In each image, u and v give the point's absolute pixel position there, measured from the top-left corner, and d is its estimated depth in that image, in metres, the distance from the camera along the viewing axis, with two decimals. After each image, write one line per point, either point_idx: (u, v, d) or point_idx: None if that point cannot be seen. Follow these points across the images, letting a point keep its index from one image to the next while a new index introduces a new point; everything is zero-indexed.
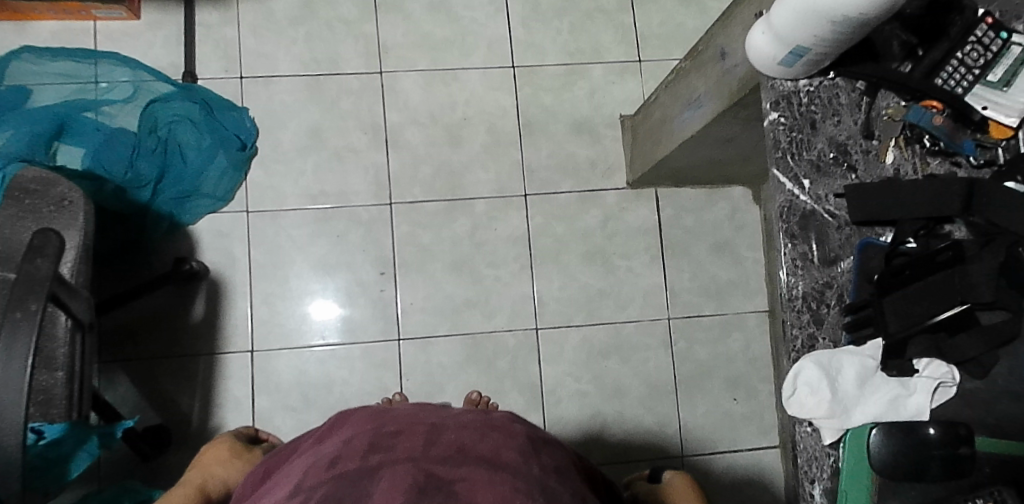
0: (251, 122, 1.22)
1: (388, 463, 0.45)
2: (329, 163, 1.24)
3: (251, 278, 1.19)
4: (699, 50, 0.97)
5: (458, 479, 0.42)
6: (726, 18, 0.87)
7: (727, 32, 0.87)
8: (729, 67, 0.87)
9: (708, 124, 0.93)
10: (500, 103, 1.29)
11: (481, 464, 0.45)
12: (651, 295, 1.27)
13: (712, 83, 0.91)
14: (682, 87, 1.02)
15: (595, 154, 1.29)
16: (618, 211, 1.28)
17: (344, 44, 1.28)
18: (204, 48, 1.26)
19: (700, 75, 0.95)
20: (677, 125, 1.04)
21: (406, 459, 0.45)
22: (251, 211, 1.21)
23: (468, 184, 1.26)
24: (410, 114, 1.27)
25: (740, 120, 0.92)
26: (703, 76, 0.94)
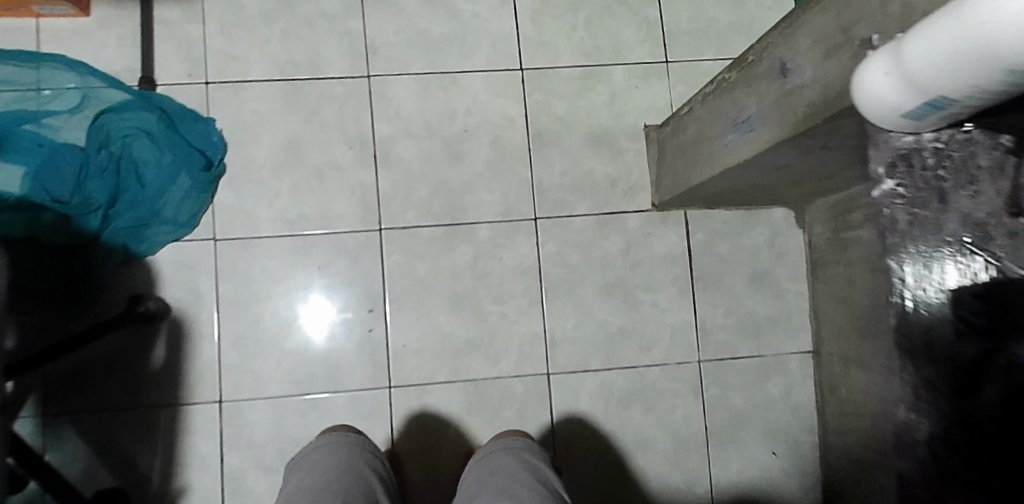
0: (218, 135, 1.06)
1: None
2: (310, 183, 1.07)
3: (219, 316, 1.04)
4: (750, 59, 0.79)
5: None
6: (788, 24, 0.70)
7: (788, 41, 0.69)
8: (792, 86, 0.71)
9: (763, 150, 0.77)
10: (506, 112, 1.12)
11: None
12: (678, 333, 1.12)
13: (768, 103, 0.75)
14: (726, 103, 0.85)
15: (615, 172, 1.13)
16: (642, 237, 1.12)
17: (326, 43, 1.11)
18: (165, 49, 1.09)
19: (752, 92, 0.78)
20: (717, 148, 0.88)
21: None
22: (219, 239, 1.05)
23: (470, 206, 1.10)
24: (403, 125, 1.10)
25: (800, 147, 0.76)
26: (756, 92, 0.77)
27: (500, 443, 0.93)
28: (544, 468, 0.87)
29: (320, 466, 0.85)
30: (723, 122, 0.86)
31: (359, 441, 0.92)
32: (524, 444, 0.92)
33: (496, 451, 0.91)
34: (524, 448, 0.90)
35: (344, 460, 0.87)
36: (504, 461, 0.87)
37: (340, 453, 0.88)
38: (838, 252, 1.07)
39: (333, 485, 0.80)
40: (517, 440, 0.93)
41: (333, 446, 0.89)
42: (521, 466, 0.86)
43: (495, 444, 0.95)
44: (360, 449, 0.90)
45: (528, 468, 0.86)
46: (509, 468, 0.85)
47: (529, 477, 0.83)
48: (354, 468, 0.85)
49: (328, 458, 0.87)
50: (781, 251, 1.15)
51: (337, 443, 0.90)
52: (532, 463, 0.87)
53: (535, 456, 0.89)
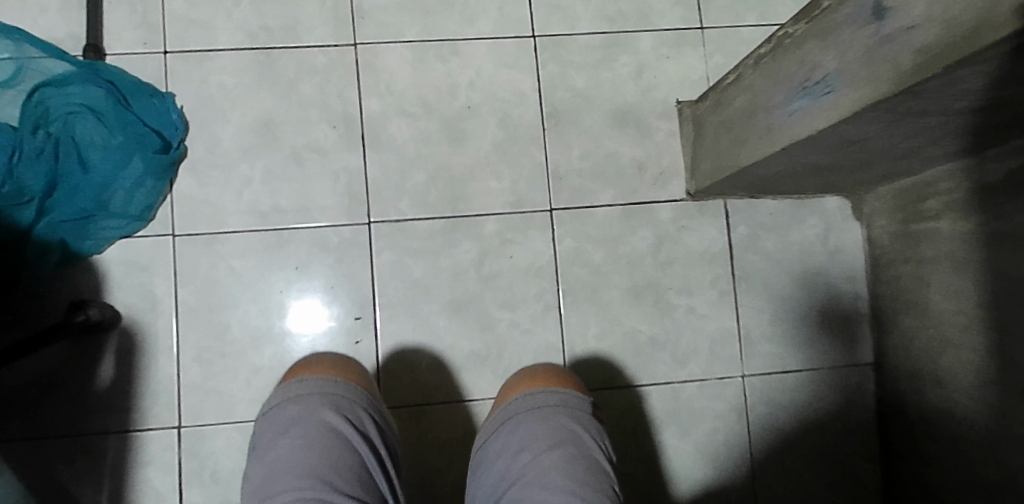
0: (177, 114, 0.90)
1: None
2: (287, 168, 0.91)
3: (178, 325, 0.88)
4: (821, 5, 0.63)
5: None
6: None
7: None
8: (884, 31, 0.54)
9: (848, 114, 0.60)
10: (516, 86, 0.96)
11: None
12: (717, 344, 0.96)
13: (853, 57, 0.58)
14: (791, 62, 0.69)
15: (643, 156, 0.96)
16: (675, 231, 0.96)
17: (305, 7, 0.95)
18: (116, 14, 0.93)
19: (828, 45, 0.62)
20: (781, 118, 0.72)
21: None
22: (178, 235, 0.89)
23: (474, 195, 0.94)
24: (395, 101, 0.94)
25: (894, 113, 0.59)
26: (834, 44, 0.61)
27: (525, 399, 0.72)
28: (586, 436, 0.70)
29: (302, 462, 0.67)
30: (787, 87, 0.70)
31: (343, 403, 0.69)
32: (556, 400, 0.72)
33: (520, 416, 0.71)
34: (558, 412, 0.71)
35: (329, 453, 0.67)
36: (533, 439, 0.69)
37: (323, 435, 0.67)
38: (906, 249, 0.91)
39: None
40: (549, 393, 0.73)
41: (311, 421, 0.68)
42: (557, 446, 0.69)
43: (518, 393, 0.74)
44: (347, 411, 0.69)
45: (567, 448, 0.69)
46: (539, 448, 0.69)
47: (567, 465, 0.68)
48: (341, 466, 0.67)
49: (311, 447, 0.67)
50: (836, 247, 0.99)
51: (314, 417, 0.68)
52: (571, 438, 0.69)
53: (573, 421, 0.71)
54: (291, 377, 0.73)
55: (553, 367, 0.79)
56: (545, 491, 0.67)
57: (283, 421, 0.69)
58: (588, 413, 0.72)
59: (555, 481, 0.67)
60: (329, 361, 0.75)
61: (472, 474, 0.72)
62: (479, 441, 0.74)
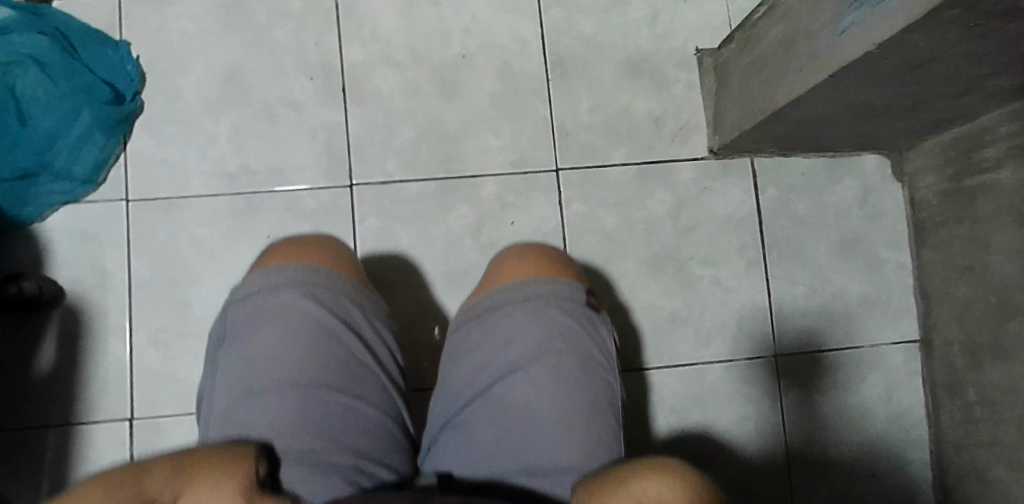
0: (132, 64, 0.79)
1: None
2: (257, 124, 0.81)
3: (131, 302, 0.76)
4: None
5: None
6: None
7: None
8: None
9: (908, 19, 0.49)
10: (517, 33, 0.86)
11: None
12: (746, 320, 0.85)
13: None
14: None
15: (658, 109, 0.86)
16: (696, 194, 0.85)
17: None
18: None
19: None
20: (826, 41, 0.60)
21: None
22: (133, 200, 0.78)
23: (470, 154, 0.83)
24: (381, 49, 0.83)
25: (965, 21, 0.48)
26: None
27: (510, 289, 0.57)
28: (584, 335, 0.55)
29: (268, 367, 0.52)
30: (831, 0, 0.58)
31: (321, 293, 0.54)
32: (550, 292, 0.56)
33: (502, 309, 0.56)
34: (553, 305, 0.56)
35: (321, 346, 0.53)
36: (518, 338, 0.55)
37: (297, 336, 0.52)
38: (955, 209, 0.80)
39: (328, 413, 0.51)
40: (542, 285, 0.57)
41: (280, 317, 0.53)
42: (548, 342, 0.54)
43: (500, 282, 0.59)
44: (327, 309, 0.54)
45: (558, 345, 0.54)
46: (528, 348, 0.54)
47: (560, 370, 0.54)
48: (336, 362, 0.53)
49: (279, 350, 0.52)
50: (875, 210, 0.89)
51: (298, 302, 0.53)
52: (564, 334, 0.55)
53: (565, 315, 0.56)
54: (261, 262, 0.57)
55: (551, 248, 0.64)
56: (532, 398, 0.53)
57: (250, 315, 0.53)
58: (584, 305, 0.57)
59: (544, 386, 0.53)
60: (303, 243, 0.58)
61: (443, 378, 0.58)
62: (451, 338, 0.60)
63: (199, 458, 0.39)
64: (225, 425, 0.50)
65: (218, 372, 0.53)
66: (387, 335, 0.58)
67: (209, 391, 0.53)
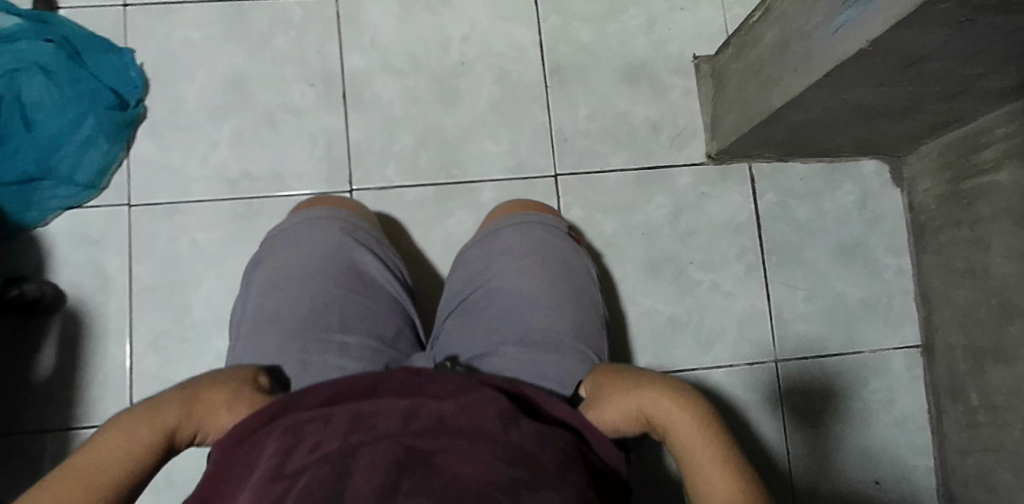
0: (136, 71, 0.80)
1: (370, 443, 0.35)
2: (259, 130, 0.81)
3: (131, 307, 0.76)
4: None
5: (438, 451, 0.35)
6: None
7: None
8: None
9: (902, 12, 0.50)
10: (515, 40, 0.86)
11: (458, 438, 0.36)
12: (746, 325, 0.85)
13: None
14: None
15: (656, 116, 0.87)
16: (695, 199, 0.86)
17: None
18: None
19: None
20: (821, 39, 0.62)
21: (388, 438, 0.36)
22: (135, 205, 0.78)
23: (469, 160, 0.84)
24: (380, 56, 0.84)
25: (954, 16, 0.50)
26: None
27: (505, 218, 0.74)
28: (561, 247, 0.71)
29: (299, 270, 0.65)
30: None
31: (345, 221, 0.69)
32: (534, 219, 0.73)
33: (495, 232, 0.73)
34: (538, 225, 0.72)
35: (345, 260, 0.67)
36: (509, 247, 0.70)
37: (325, 246, 0.67)
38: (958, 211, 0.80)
39: (346, 305, 0.64)
40: (528, 214, 0.74)
41: (312, 235, 0.68)
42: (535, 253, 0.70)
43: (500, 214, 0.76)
44: (349, 230, 0.69)
45: (544, 254, 0.70)
46: (516, 252, 0.70)
47: (544, 265, 0.69)
48: (357, 273, 0.67)
49: (309, 258, 0.66)
50: (874, 214, 0.89)
51: (332, 228, 0.68)
52: (544, 244, 0.71)
53: (543, 231, 0.72)
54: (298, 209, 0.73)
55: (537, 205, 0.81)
56: (522, 284, 0.67)
57: (287, 237, 0.68)
58: (566, 237, 0.73)
59: (532, 277, 0.68)
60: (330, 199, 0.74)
61: (445, 294, 0.73)
62: (454, 266, 0.75)
63: (207, 380, 0.44)
64: (261, 310, 0.63)
65: (257, 278, 0.66)
66: (398, 263, 0.72)
67: (248, 295, 0.66)
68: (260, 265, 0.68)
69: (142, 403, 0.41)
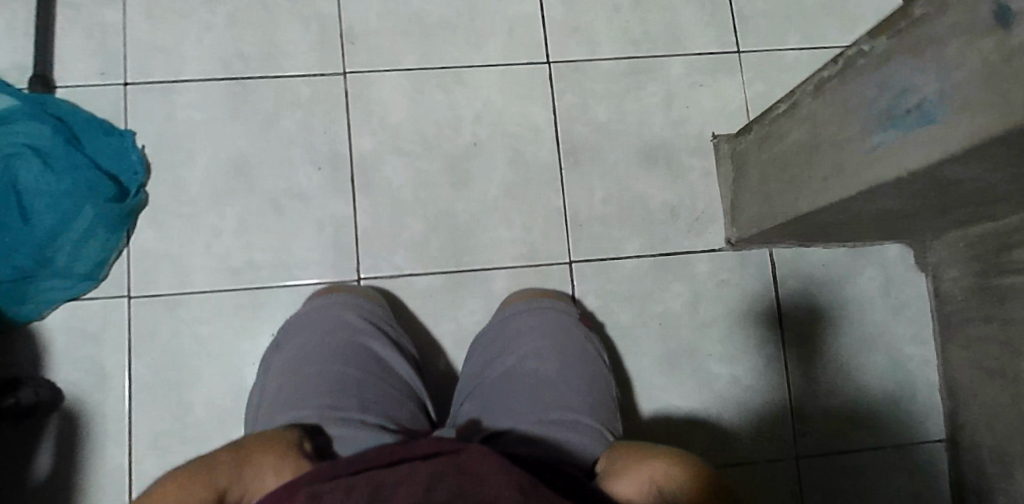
0: (136, 155, 0.77)
1: None
2: (264, 216, 0.79)
3: (131, 406, 0.74)
4: (911, 15, 0.52)
5: None
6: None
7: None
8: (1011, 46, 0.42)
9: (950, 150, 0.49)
10: (529, 120, 0.84)
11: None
12: (766, 419, 0.82)
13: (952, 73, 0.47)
14: (866, 85, 0.58)
15: (674, 199, 0.84)
16: (714, 287, 0.83)
17: (286, 29, 0.81)
18: (67, 40, 0.79)
19: (926, 61, 0.50)
20: (849, 152, 0.60)
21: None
22: (135, 296, 0.76)
23: (481, 247, 0.81)
24: (390, 138, 0.81)
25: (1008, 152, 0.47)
26: (934, 60, 0.50)
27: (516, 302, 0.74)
28: (573, 324, 0.71)
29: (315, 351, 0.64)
30: (861, 114, 0.58)
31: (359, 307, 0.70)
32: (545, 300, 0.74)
33: (507, 315, 0.73)
34: (549, 305, 0.72)
35: (359, 339, 0.66)
36: (522, 325, 0.70)
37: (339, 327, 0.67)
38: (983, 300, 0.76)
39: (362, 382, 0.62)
40: (540, 298, 0.74)
41: (327, 319, 0.68)
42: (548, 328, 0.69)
43: (513, 302, 0.76)
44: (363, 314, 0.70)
45: (557, 328, 0.69)
46: (530, 329, 0.69)
47: (556, 339, 0.68)
48: (377, 360, 0.65)
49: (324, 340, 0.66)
50: (897, 300, 0.86)
51: (352, 315, 0.69)
52: (556, 320, 0.70)
53: (554, 309, 0.72)
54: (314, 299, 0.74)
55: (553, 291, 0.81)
56: (538, 356, 0.65)
57: (303, 325, 0.69)
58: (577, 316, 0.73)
59: (546, 349, 0.66)
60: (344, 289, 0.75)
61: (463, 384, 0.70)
62: (471, 354, 0.74)
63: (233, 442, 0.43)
64: (280, 394, 0.61)
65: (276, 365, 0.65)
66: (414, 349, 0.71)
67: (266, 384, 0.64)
68: (277, 357, 0.67)
69: (190, 462, 0.39)
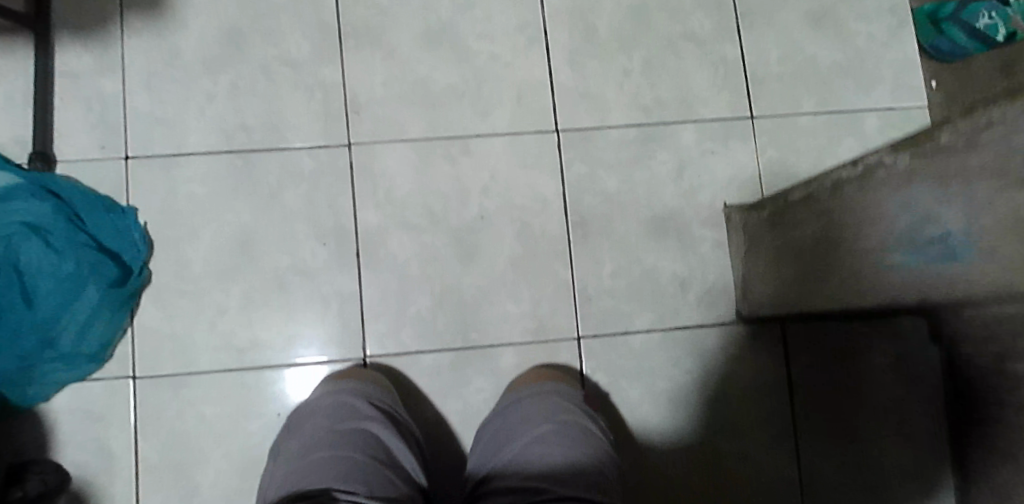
0: (138, 232, 0.75)
1: None
2: (268, 293, 0.78)
3: (138, 488, 0.74)
4: (938, 144, 0.50)
5: None
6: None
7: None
8: None
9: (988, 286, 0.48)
10: (537, 191, 0.82)
11: None
12: (773, 494, 0.82)
13: (985, 216, 0.46)
14: (889, 199, 0.56)
15: (684, 272, 0.83)
16: (722, 360, 0.83)
17: (289, 100, 0.79)
18: (66, 111, 0.77)
19: (953, 193, 0.49)
20: (872, 262, 0.59)
21: None
22: (139, 377, 0.75)
23: (488, 323, 0.80)
24: (396, 212, 0.80)
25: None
26: (959, 196, 0.48)
27: (524, 387, 0.74)
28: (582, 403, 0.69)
29: (320, 430, 0.63)
30: (884, 227, 0.57)
31: (367, 390, 0.69)
32: (552, 384, 0.72)
33: (516, 398, 0.72)
34: (557, 387, 0.71)
35: (363, 418, 0.64)
36: (531, 404, 0.69)
37: (344, 408, 0.65)
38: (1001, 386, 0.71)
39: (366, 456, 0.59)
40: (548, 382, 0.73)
41: (333, 402, 0.67)
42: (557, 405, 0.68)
43: (521, 385, 0.75)
44: (367, 396, 0.68)
45: (564, 405, 0.67)
46: (539, 406, 0.68)
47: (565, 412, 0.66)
48: (382, 440, 0.63)
49: (328, 420, 0.64)
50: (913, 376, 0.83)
51: (359, 399, 0.67)
52: (563, 397, 0.69)
53: (562, 391, 0.71)
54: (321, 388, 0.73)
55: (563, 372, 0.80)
56: (548, 428, 0.63)
57: (310, 412, 0.67)
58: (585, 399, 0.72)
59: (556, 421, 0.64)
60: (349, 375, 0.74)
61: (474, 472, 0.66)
62: (480, 440, 0.71)
63: None
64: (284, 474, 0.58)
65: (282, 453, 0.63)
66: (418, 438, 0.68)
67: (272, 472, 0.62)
68: (285, 446, 0.64)
69: None
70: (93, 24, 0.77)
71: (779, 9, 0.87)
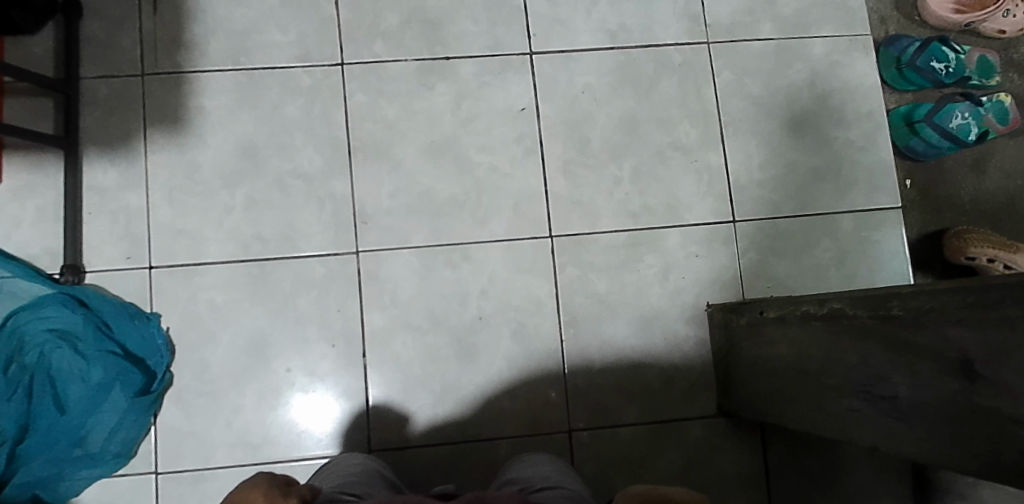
0: (161, 338, 0.81)
1: None
2: (281, 392, 0.83)
3: None
4: (890, 311, 0.55)
5: None
6: (1007, 342, 0.42)
7: (994, 341, 0.43)
8: (983, 400, 0.45)
9: (926, 458, 0.53)
10: (533, 293, 0.87)
11: None
12: None
13: (931, 389, 0.51)
14: (850, 348, 0.61)
15: (670, 368, 0.89)
16: (707, 452, 0.88)
17: (301, 211, 0.85)
18: (96, 225, 0.84)
19: (903, 364, 0.54)
20: (837, 402, 0.64)
21: None
22: (161, 472, 0.81)
23: (485, 418, 0.85)
24: (400, 314, 0.85)
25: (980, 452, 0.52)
26: (907, 364, 0.53)
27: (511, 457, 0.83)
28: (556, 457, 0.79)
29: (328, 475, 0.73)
30: (847, 374, 0.62)
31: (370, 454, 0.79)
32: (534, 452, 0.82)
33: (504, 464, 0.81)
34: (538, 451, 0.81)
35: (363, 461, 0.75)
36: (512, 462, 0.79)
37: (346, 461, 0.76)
38: None
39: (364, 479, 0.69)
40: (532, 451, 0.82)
41: (339, 458, 0.77)
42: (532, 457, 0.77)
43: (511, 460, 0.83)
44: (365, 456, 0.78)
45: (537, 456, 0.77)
46: (517, 460, 0.78)
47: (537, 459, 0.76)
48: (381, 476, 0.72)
49: (333, 470, 0.74)
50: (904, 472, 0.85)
51: (356, 454, 0.78)
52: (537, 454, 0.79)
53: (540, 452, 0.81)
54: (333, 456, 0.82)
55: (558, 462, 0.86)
56: (519, 471, 0.73)
57: (322, 469, 0.77)
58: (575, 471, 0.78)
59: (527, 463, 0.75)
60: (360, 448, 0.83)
61: None
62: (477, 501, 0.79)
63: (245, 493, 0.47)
64: None
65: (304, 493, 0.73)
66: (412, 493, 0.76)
67: None
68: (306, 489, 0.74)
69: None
70: (120, 142, 0.85)
71: (759, 118, 0.93)
